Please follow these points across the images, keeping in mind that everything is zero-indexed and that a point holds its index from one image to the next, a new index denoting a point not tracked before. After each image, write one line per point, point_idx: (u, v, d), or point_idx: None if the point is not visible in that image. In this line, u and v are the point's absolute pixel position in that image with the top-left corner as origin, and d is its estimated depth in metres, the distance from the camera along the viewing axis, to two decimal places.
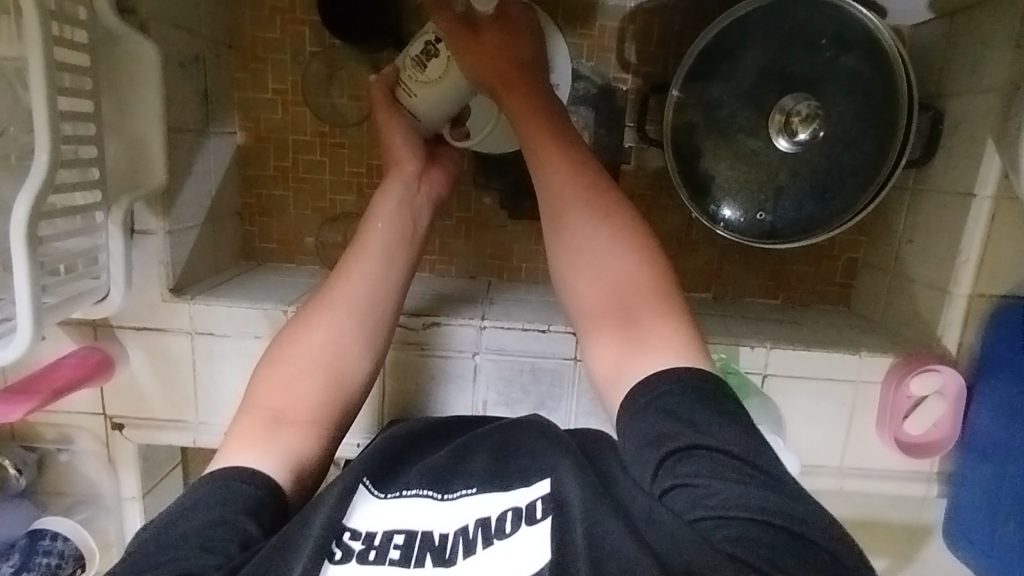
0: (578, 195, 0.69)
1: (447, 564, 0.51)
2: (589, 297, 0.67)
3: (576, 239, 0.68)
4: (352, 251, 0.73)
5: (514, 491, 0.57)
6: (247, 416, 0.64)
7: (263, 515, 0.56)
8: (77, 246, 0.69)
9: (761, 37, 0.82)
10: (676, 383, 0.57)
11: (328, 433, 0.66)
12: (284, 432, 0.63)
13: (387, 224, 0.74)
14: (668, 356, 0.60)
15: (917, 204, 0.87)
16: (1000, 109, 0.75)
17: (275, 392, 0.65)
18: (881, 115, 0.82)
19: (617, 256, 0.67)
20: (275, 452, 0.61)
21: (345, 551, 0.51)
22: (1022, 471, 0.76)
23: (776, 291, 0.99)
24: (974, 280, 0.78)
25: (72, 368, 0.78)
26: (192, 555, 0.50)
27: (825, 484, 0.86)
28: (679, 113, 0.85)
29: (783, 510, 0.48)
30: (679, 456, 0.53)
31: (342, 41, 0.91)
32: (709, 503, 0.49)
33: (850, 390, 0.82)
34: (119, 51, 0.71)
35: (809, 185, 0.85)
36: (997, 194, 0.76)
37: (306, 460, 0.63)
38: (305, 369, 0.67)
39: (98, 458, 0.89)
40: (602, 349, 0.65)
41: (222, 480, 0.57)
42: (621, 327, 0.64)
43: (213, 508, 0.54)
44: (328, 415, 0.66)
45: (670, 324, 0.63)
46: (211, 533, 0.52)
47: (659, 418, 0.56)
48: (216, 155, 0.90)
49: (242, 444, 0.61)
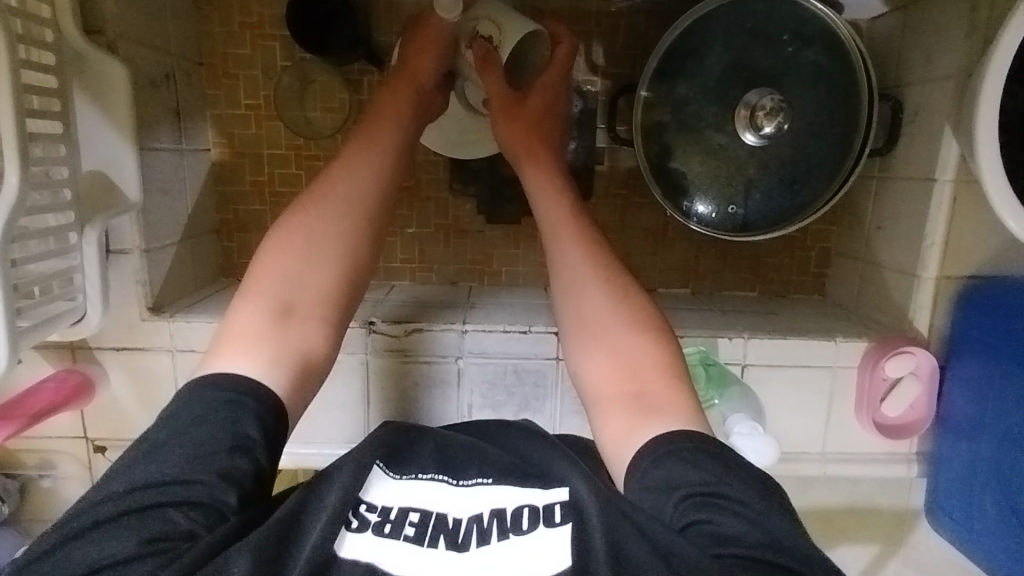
0: (593, 270, 0.69)
1: (459, 548, 0.51)
2: (597, 367, 0.65)
3: (587, 311, 0.68)
4: (349, 154, 0.72)
5: (532, 488, 0.57)
6: (250, 305, 0.62)
7: (269, 434, 0.54)
8: (51, 269, 0.69)
9: (724, 34, 0.84)
10: (680, 445, 0.54)
11: (331, 328, 0.65)
12: (287, 326, 0.61)
13: (385, 137, 0.74)
14: (676, 420, 0.57)
15: (883, 191, 0.90)
16: (956, 96, 0.77)
17: (277, 284, 0.64)
18: (843, 106, 0.84)
19: (629, 332, 0.65)
20: (278, 345, 0.60)
21: (361, 521, 0.52)
22: (997, 449, 0.78)
23: (753, 283, 1.01)
24: (940, 263, 0.81)
25: (51, 392, 0.78)
26: (211, 479, 0.48)
27: (810, 470, 0.87)
28: (648, 112, 0.87)
29: (794, 551, 0.46)
30: (701, 498, 0.49)
31: (312, 55, 0.92)
32: (736, 543, 0.46)
33: (828, 376, 0.84)
34: (89, 71, 0.71)
35: (778, 177, 0.87)
36: (957, 178, 0.78)
37: (312, 354, 0.62)
38: (307, 263, 0.65)
39: (82, 482, 0.88)
40: (612, 416, 0.61)
41: (230, 387, 0.54)
42: (632, 394, 0.61)
43: (230, 424, 0.52)
44: (332, 308, 0.65)
45: (679, 394, 0.60)
46: (229, 455, 0.50)
47: (677, 468, 0.52)
48: (190, 171, 0.90)
49: (246, 334, 0.60)
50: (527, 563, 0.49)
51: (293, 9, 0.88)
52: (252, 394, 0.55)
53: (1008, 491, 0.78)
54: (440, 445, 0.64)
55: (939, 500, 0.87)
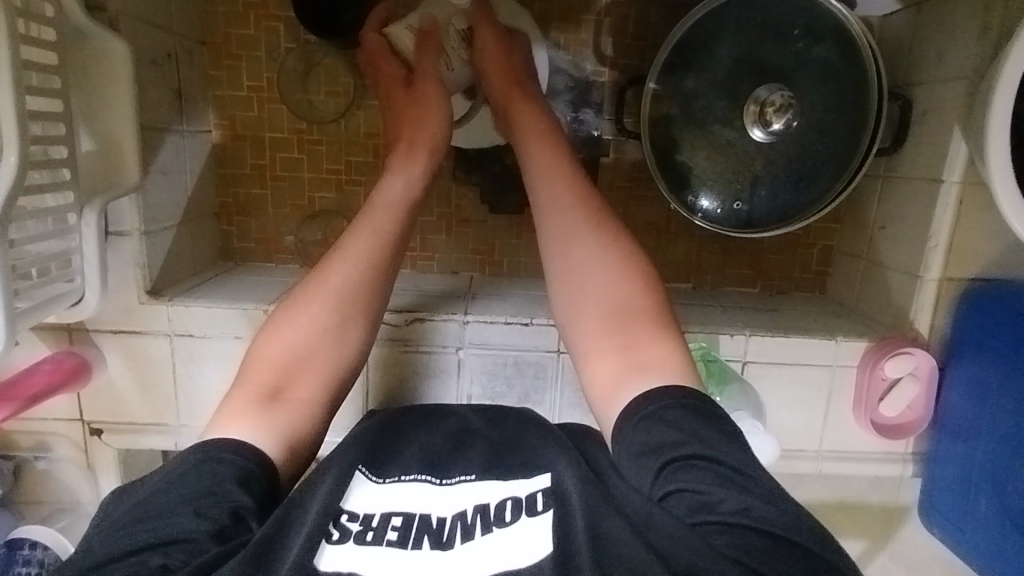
0: (581, 220, 0.69)
1: (444, 547, 0.51)
2: (584, 323, 0.65)
3: (574, 264, 0.68)
4: (348, 232, 0.70)
5: (514, 481, 0.57)
6: (240, 391, 0.61)
7: (256, 487, 0.53)
8: (49, 250, 0.68)
9: (735, 28, 0.84)
10: (673, 404, 0.55)
11: (323, 414, 0.63)
12: (278, 410, 0.60)
13: (389, 199, 0.72)
14: (665, 375, 0.58)
15: (888, 191, 0.89)
16: (966, 97, 0.76)
17: (269, 369, 0.62)
18: (853, 104, 0.83)
19: (616, 283, 0.65)
20: (268, 427, 0.58)
21: (342, 532, 0.51)
22: (992, 450, 0.79)
23: (754, 279, 1.01)
24: (943, 265, 0.81)
25: (47, 373, 0.77)
26: (182, 521, 0.48)
27: (805, 467, 0.88)
28: (655, 105, 0.87)
29: (777, 518, 0.47)
30: (682, 464, 0.51)
31: (317, 37, 0.90)
32: (715, 510, 0.48)
33: (828, 374, 0.84)
34: (89, 49, 0.70)
35: (785, 174, 0.86)
36: (963, 180, 0.78)
37: (302, 439, 0.60)
38: (301, 348, 0.64)
39: (77, 464, 0.88)
40: (600, 366, 0.63)
41: (213, 449, 0.54)
42: (621, 346, 0.62)
43: (205, 475, 0.51)
44: (325, 397, 0.64)
45: (667, 347, 0.61)
46: (202, 503, 0.49)
47: (660, 430, 0.54)
48: (191, 154, 0.88)
49: (233, 417, 0.58)
50: (511, 556, 0.49)
51: None
52: (229, 449, 0.54)
53: (999, 488, 0.79)
54: (434, 441, 0.64)
55: (934, 500, 0.88)
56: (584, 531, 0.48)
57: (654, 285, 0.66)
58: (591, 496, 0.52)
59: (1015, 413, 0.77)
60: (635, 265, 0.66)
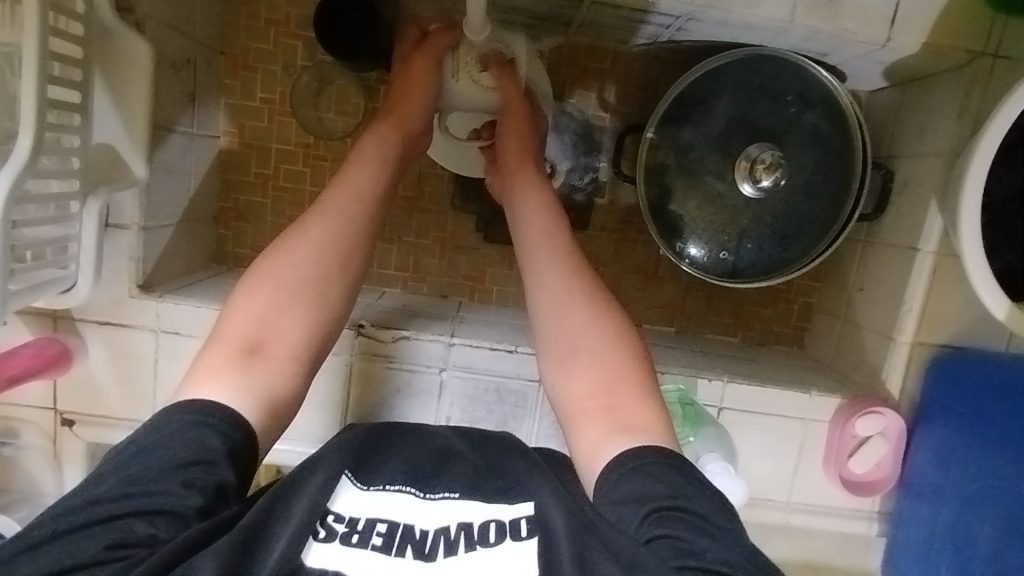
0: (568, 287, 0.70)
1: (425, 558, 0.52)
2: (575, 378, 0.66)
3: (563, 329, 0.68)
4: (331, 192, 0.71)
5: (496, 504, 0.58)
6: (219, 345, 0.61)
7: (239, 460, 0.54)
8: (47, 235, 0.68)
9: (731, 87, 0.88)
10: (649, 464, 0.56)
11: (304, 370, 0.64)
12: (257, 365, 0.61)
13: (365, 153, 0.74)
14: (646, 440, 0.59)
15: (867, 255, 0.94)
16: (944, 173, 0.81)
17: (249, 324, 0.63)
18: (838, 169, 0.87)
19: (606, 343, 0.66)
20: (247, 385, 0.59)
21: (328, 531, 0.52)
22: (956, 514, 0.81)
23: (735, 328, 1.03)
24: (916, 329, 0.83)
25: (28, 357, 0.76)
26: (171, 491, 0.49)
27: (773, 516, 0.90)
28: (652, 153, 0.91)
29: (753, 569, 0.48)
30: (667, 512, 0.52)
31: (334, 58, 0.94)
32: (699, 557, 0.48)
33: (799, 426, 0.86)
34: (113, 47, 0.72)
35: (771, 229, 0.90)
36: (938, 251, 0.82)
37: (283, 396, 0.61)
38: (284, 302, 0.64)
39: (44, 454, 0.86)
40: (587, 426, 0.63)
41: (196, 412, 0.54)
42: (608, 409, 0.62)
43: (192, 442, 0.52)
44: (304, 351, 0.64)
45: (651, 413, 0.62)
46: (189, 473, 0.50)
47: (646, 482, 0.55)
48: (197, 156, 0.90)
49: (211, 375, 0.59)
50: None
51: (322, 11, 0.91)
52: (220, 413, 0.55)
53: (961, 553, 0.81)
54: (418, 454, 0.65)
55: (896, 562, 0.89)
56: (565, 554, 0.50)
57: (642, 352, 0.67)
58: (577, 523, 0.53)
59: (977, 478, 0.80)
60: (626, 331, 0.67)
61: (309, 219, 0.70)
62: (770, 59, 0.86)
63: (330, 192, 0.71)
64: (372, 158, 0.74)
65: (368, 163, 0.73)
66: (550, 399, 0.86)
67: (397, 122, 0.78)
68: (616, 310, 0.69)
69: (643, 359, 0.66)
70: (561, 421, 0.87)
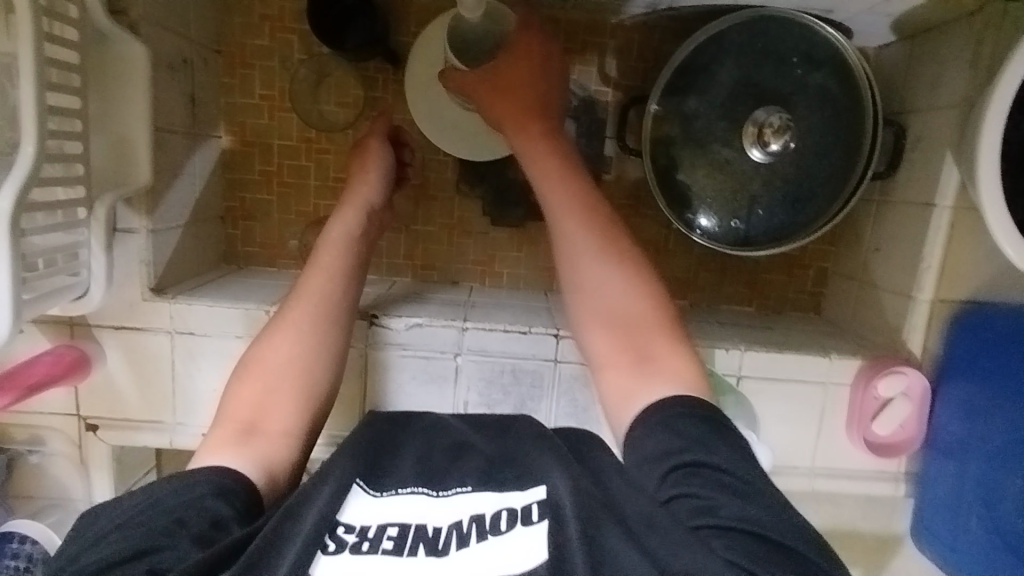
0: (589, 243, 0.69)
1: (439, 553, 0.52)
2: (605, 335, 0.67)
3: (589, 287, 0.68)
4: (307, 275, 0.73)
5: (508, 493, 0.58)
6: (219, 429, 0.62)
7: (236, 498, 0.55)
8: (57, 242, 0.69)
9: (735, 50, 0.86)
10: (684, 412, 0.57)
11: (301, 445, 0.64)
12: (255, 441, 0.61)
13: (334, 239, 0.76)
14: (680, 387, 0.60)
15: (882, 215, 0.92)
16: (957, 125, 0.79)
17: (249, 405, 0.64)
18: (849, 129, 0.85)
19: (626, 294, 0.67)
20: (249, 457, 0.59)
21: (338, 543, 0.52)
22: (984, 469, 0.81)
23: (750, 298, 1.02)
24: (935, 286, 0.82)
25: (48, 364, 0.77)
26: (164, 531, 0.50)
27: (799, 485, 0.88)
28: (657, 124, 0.89)
29: (780, 527, 0.49)
30: (687, 470, 0.53)
31: (330, 49, 0.93)
32: (716, 513, 0.49)
33: (820, 392, 0.85)
34: (108, 50, 0.72)
35: (782, 194, 0.88)
36: (956, 205, 0.80)
37: (281, 465, 0.61)
38: (276, 385, 0.65)
39: (69, 460, 0.88)
40: (615, 380, 0.64)
41: (191, 476, 0.55)
42: (638, 364, 0.63)
43: (175, 496, 0.53)
44: (301, 430, 0.65)
45: (683, 359, 0.63)
46: (183, 515, 0.51)
47: (669, 437, 0.56)
48: (203, 162, 0.91)
49: (215, 451, 0.59)
50: (509, 561, 0.50)
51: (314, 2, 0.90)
52: (226, 479, 0.55)
53: (991, 509, 0.81)
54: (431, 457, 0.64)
55: (926, 522, 0.88)
56: (578, 534, 0.49)
57: (661, 294, 0.67)
58: (588, 504, 0.53)
59: (1005, 433, 0.79)
60: (640, 272, 0.68)
61: (289, 305, 0.71)
62: (773, 19, 0.84)
63: (306, 274, 0.74)
64: (338, 244, 0.76)
65: (335, 247, 0.76)
66: (568, 378, 0.86)
67: (358, 202, 0.80)
68: (638, 261, 0.68)
69: (664, 301, 0.67)
70: (579, 400, 0.87)
